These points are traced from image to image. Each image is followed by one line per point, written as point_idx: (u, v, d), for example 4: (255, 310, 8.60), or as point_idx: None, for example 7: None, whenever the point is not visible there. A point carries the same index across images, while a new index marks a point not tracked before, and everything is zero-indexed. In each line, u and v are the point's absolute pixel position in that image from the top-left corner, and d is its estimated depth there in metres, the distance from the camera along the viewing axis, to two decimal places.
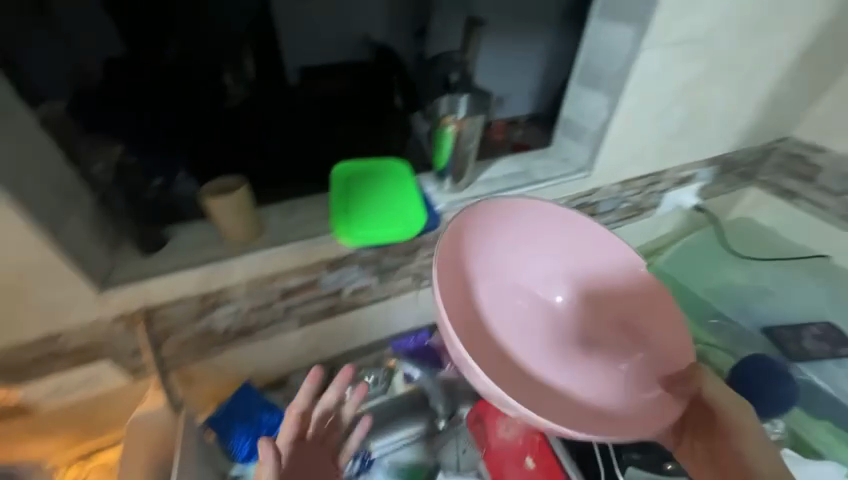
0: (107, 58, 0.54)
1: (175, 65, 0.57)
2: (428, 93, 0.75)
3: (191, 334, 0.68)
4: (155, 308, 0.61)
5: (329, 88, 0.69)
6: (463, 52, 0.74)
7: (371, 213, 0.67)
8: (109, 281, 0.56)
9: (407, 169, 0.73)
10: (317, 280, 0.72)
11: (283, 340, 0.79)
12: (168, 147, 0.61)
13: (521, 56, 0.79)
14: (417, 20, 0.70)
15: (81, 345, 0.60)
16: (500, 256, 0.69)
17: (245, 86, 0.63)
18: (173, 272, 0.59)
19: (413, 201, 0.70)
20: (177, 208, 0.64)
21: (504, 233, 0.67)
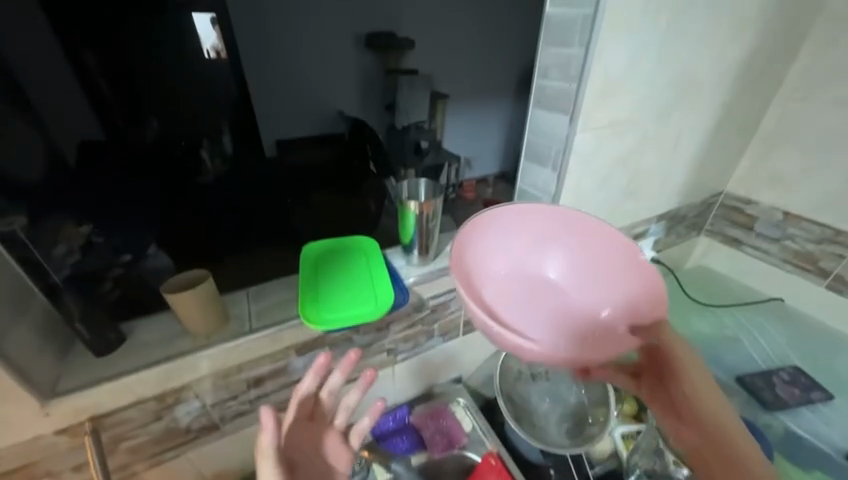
0: (82, 139, 0.51)
1: (153, 143, 0.56)
2: (400, 158, 0.83)
3: (144, 439, 0.62)
4: (103, 417, 0.56)
5: (309, 157, 0.71)
6: (430, 121, 0.83)
7: (339, 293, 0.68)
8: (55, 391, 0.52)
9: (374, 247, 0.78)
10: (287, 365, 0.69)
11: (250, 433, 0.73)
12: (139, 223, 0.59)
13: (482, 125, 0.89)
14: (387, 95, 0.75)
15: (14, 467, 0.53)
16: (505, 242, 0.70)
17: (223, 161, 0.63)
18: (132, 373, 0.56)
19: (381, 279, 0.72)
20: (144, 283, 0.63)
21: (508, 223, 0.70)
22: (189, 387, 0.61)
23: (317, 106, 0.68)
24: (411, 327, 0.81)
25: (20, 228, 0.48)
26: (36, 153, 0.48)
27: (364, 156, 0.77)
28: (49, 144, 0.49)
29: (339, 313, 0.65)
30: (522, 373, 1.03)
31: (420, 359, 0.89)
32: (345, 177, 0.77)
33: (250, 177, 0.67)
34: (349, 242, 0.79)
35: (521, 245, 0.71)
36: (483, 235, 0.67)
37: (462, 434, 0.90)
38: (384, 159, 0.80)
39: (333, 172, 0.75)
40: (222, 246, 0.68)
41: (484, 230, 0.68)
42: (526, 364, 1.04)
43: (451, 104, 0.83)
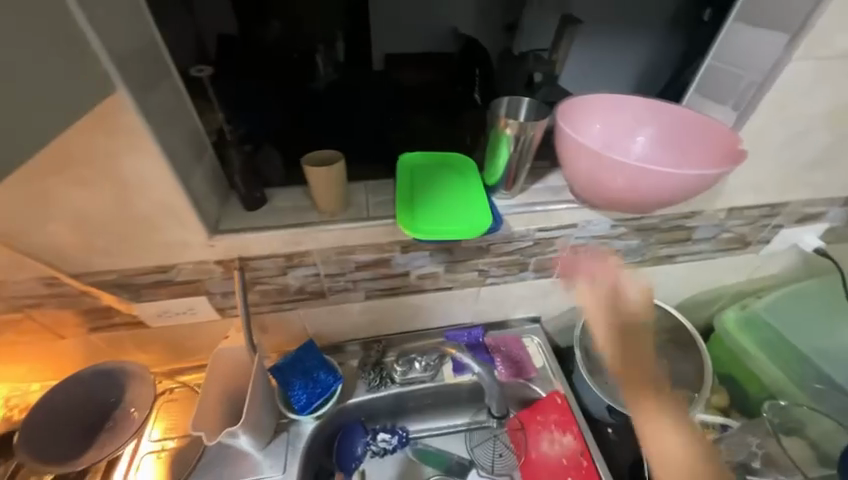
0: (220, 32, 0.56)
1: (274, 42, 0.57)
2: (510, 86, 0.71)
3: (270, 287, 0.73)
4: (248, 259, 0.67)
5: (411, 76, 0.66)
6: (551, 52, 0.69)
7: (436, 211, 0.66)
8: (219, 228, 0.63)
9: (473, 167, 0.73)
10: (389, 258, 0.73)
11: (347, 308, 0.83)
12: (261, 119, 0.64)
13: (621, 55, 0.71)
14: (510, 14, 0.64)
15: (186, 279, 0.68)
16: (611, 123, 0.71)
17: (333, 68, 0.62)
18: (272, 228, 0.65)
19: (479, 201, 0.68)
20: (259, 171, 0.68)
21: (615, 105, 0.70)
22: (309, 254, 0.69)
23: (430, 22, 0.62)
24: (509, 254, 0.79)
25: (206, 76, 0.57)
26: (189, 41, 0.56)
27: (470, 87, 0.69)
28: (195, 31, 0.55)
29: (436, 234, 0.63)
30: None
31: (507, 289, 0.89)
32: (447, 103, 0.70)
33: (355, 89, 0.65)
34: (461, 163, 0.73)
35: (622, 126, 0.71)
36: (585, 109, 0.69)
37: (532, 369, 0.92)
38: (492, 88, 0.70)
39: (424, 102, 0.69)
40: (356, 142, 0.71)
41: (590, 107, 0.69)
42: None
43: (582, 29, 0.67)
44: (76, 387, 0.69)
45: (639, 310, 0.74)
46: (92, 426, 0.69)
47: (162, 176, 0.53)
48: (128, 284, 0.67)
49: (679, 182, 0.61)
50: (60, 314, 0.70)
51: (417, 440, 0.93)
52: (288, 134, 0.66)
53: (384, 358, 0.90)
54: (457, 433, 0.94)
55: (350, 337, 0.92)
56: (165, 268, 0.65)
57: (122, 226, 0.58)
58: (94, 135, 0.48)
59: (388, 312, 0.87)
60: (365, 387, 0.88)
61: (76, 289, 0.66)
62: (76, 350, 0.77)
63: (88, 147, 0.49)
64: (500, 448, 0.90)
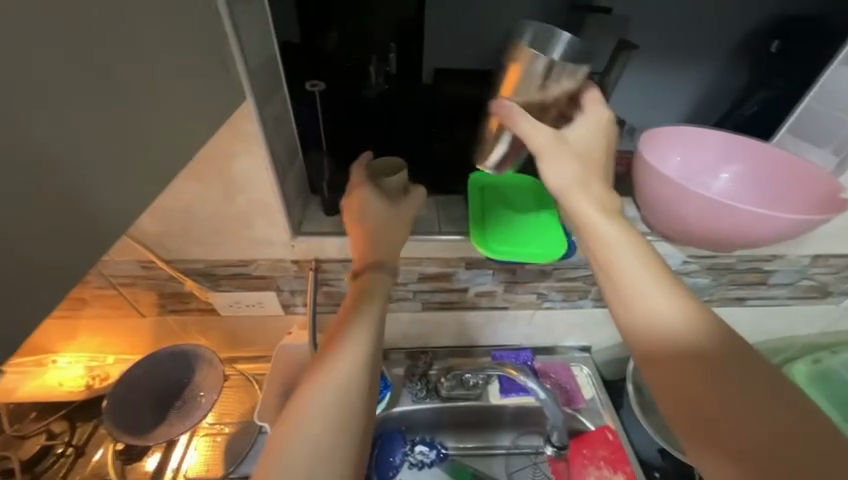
0: (287, 41, 0.60)
1: (331, 52, 0.61)
2: None
3: (335, 290, 0.76)
4: (322, 261, 0.70)
5: (457, 91, 0.67)
6: (603, 75, 0.65)
7: (508, 232, 0.67)
8: (301, 229, 0.67)
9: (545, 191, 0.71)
10: (453, 273, 0.75)
11: (402, 317, 0.84)
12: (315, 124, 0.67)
13: (675, 86, 0.73)
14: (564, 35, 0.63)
15: (263, 274, 0.72)
16: (692, 159, 0.68)
17: (385, 79, 0.64)
18: (348, 234, 0.68)
19: (552, 227, 0.68)
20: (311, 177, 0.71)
21: (697, 140, 0.68)
22: None
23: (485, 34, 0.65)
24: (572, 280, 0.79)
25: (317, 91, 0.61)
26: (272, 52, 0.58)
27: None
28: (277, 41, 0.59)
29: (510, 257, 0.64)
30: None
31: (562, 315, 0.87)
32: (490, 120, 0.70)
33: (403, 100, 0.66)
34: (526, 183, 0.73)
35: (701, 161, 0.69)
36: (667, 142, 0.67)
37: (580, 399, 0.90)
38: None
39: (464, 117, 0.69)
40: (417, 155, 0.72)
41: (672, 140, 0.67)
42: None
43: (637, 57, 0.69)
44: (153, 365, 0.74)
45: (683, 319, 0.42)
46: (161, 402, 0.73)
47: (264, 178, 0.59)
48: (211, 273, 0.71)
49: (778, 226, 0.58)
50: (146, 296, 0.76)
51: (455, 457, 0.92)
52: (339, 139, 0.69)
53: (429, 371, 0.91)
54: (497, 456, 0.92)
55: (399, 345, 0.93)
56: (248, 261, 0.70)
57: (220, 220, 0.64)
58: (221, 138, 0.55)
59: (439, 326, 0.88)
60: (410, 397, 0.89)
61: (165, 274, 0.72)
62: (150, 328, 0.83)
63: (214, 149, 0.56)
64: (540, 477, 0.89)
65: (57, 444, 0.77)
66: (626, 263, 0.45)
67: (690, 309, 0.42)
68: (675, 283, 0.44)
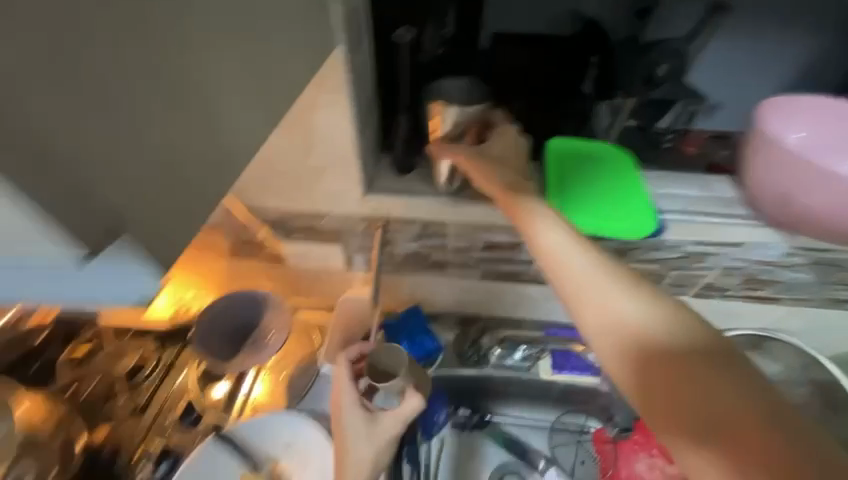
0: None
1: (396, 15, 0.62)
2: (627, 79, 0.66)
3: (398, 251, 0.77)
4: (390, 221, 0.71)
5: (516, 58, 0.67)
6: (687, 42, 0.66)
7: (586, 204, 0.66)
8: (372, 187, 0.68)
9: (630, 162, 0.68)
10: (521, 244, 0.72)
11: (460, 283, 0.84)
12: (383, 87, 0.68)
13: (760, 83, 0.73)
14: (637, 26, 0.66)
15: (331, 228, 0.74)
16: (818, 128, 0.63)
17: (439, 44, 0.64)
18: (419, 195, 0.67)
19: (636, 202, 0.65)
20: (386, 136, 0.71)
21: (826, 109, 0.63)
22: (444, 226, 0.70)
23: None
24: (650, 263, 0.72)
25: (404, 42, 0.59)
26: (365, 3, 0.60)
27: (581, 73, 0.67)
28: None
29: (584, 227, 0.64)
30: None
31: None
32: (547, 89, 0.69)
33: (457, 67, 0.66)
34: (611, 153, 0.69)
35: (830, 133, 0.64)
36: (793, 110, 0.62)
37: None
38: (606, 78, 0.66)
39: (523, 83, 0.68)
40: None
41: (799, 108, 0.62)
42: None
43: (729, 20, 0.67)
44: (229, 305, 0.80)
45: (646, 315, 0.44)
46: (235, 336, 0.80)
47: (343, 130, 0.60)
48: (283, 224, 0.75)
49: None
50: (223, 241, 0.82)
51: (499, 424, 0.92)
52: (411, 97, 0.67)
53: (480, 340, 0.91)
54: (542, 431, 0.92)
55: (451, 312, 0.93)
56: (319, 215, 0.72)
57: (298, 172, 0.66)
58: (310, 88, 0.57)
59: (495, 297, 0.87)
60: (460, 362, 0.89)
61: (242, 222, 0.77)
62: (226, 271, 0.89)
63: (301, 102, 0.58)
64: (583, 455, 0.89)
65: (148, 363, 0.85)
66: (580, 266, 0.47)
67: (640, 295, 0.45)
68: (636, 285, 0.46)
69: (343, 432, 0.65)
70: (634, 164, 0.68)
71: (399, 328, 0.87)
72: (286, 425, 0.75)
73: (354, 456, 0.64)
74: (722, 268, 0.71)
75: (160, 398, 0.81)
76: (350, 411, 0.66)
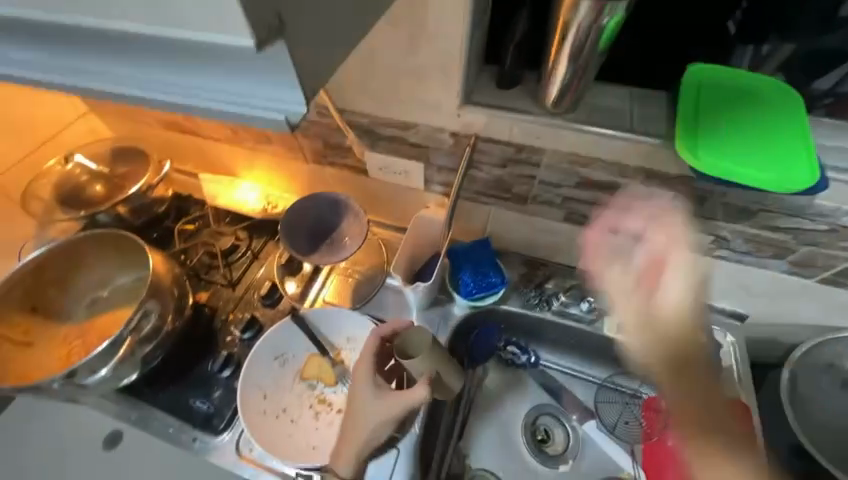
0: None
1: None
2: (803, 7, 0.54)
3: (481, 177, 0.74)
4: (482, 140, 0.67)
5: None
6: None
7: (728, 148, 0.54)
8: (469, 99, 0.64)
9: (795, 101, 0.55)
10: (621, 187, 0.65)
11: (537, 222, 0.80)
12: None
13: None
14: None
15: (418, 142, 0.72)
16: None
17: None
18: (519, 113, 0.61)
19: (792, 152, 0.52)
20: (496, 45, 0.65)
21: None
22: (540, 153, 0.65)
23: None
24: (776, 232, 0.62)
25: None
26: None
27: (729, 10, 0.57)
28: None
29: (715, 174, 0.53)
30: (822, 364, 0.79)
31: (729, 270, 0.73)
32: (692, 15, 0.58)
33: None
34: (765, 87, 0.57)
35: None
36: None
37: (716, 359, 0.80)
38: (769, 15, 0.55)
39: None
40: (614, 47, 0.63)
41: None
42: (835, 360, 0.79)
43: None
44: (313, 202, 0.84)
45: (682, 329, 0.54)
46: (316, 233, 0.85)
47: (456, 24, 0.55)
48: (371, 131, 0.74)
49: None
50: (312, 142, 0.84)
51: (545, 367, 0.93)
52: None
53: (544, 284, 0.88)
54: (588, 385, 0.91)
55: (519, 251, 0.91)
56: (409, 125, 0.70)
57: (396, 71, 0.63)
58: None
59: (572, 243, 0.82)
60: (520, 301, 0.87)
61: (333, 123, 0.77)
62: (312, 173, 0.93)
63: None
64: (628, 416, 0.86)
65: (242, 246, 0.95)
66: (650, 297, 0.55)
67: (684, 316, 0.53)
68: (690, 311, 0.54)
69: (356, 402, 0.68)
70: (800, 104, 0.55)
71: (466, 256, 0.86)
72: (353, 321, 0.81)
73: (359, 425, 0.67)
74: None
75: (250, 278, 0.91)
76: (358, 393, 0.68)
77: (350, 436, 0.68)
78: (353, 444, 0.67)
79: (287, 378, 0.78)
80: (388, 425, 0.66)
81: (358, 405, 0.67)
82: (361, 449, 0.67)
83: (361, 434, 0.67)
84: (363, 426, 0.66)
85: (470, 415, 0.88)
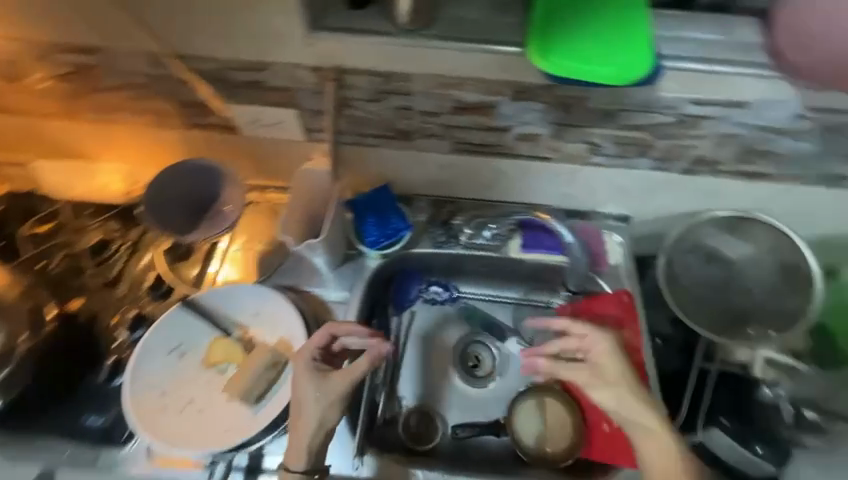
0: None
1: None
2: None
3: (360, 115, 0.69)
4: (345, 72, 0.61)
5: None
6: None
7: (581, 49, 0.53)
8: (317, 25, 0.57)
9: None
10: (496, 105, 0.64)
11: (430, 159, 0.77)
12: None
13: None
14: None
15: (279, 86, 0.65)
16: None
17: None
18: (372, 35, 0.56)
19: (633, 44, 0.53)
20: None
21: None
22: (410, 80, 0.61)
23: None
24: (637, 130, 0.66)
25: None
26: None
27: None
28: None
29: (570, 75, 0.53)
30: (700, 249, 0.82)
31: (609, 175, 0.77)
32: None
33: None
34: None
35: None
36: None
37: (604, 262, 0.86)
38: None
39: None
40: None
41: None
42: (712, 247, 0.82)
43: None
44: (179, 174, 0.75)
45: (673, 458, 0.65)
46: (190, 208, 0.77)
47: None
48: (223, 80, 0.65)
49: None
50: (163, 102, 0.72)
51: (464, 299, 0.92)
52: None
53: (449, 216, 0.88)
54: (507, 306, 0.93)
55: (425, 192, 0.88)
56: (260, 66, 0.62)
57: None
58: None
59: (471, 175, 0.81)
60: (430, 242, 0.86)
61: (179, 75, 0.66)
62: (178, 141, 0.80)
63: None
64: (544, 325, 0.90)
65: (115, 240, 0.83)
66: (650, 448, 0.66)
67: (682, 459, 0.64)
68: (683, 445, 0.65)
69: (297, 388, 0.66)
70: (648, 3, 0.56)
71: (369, 205, 0.83)
72: (255, 295, 0.78)
73: (303, 412, 0.64)
74: (717, 135, 0.65)
75: (132, 272, 0.81)
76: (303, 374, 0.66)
77: (302, 413, 0.64)
78: (306, 427, 0.64)
79: (189, 370, 0.73)
80: (327, 405, 0.65)
81: (298, 387, 0.65)
82: (314, 435, 0.64)
83: (311, 417, 0.64)
84: (314, 409, 0.64)
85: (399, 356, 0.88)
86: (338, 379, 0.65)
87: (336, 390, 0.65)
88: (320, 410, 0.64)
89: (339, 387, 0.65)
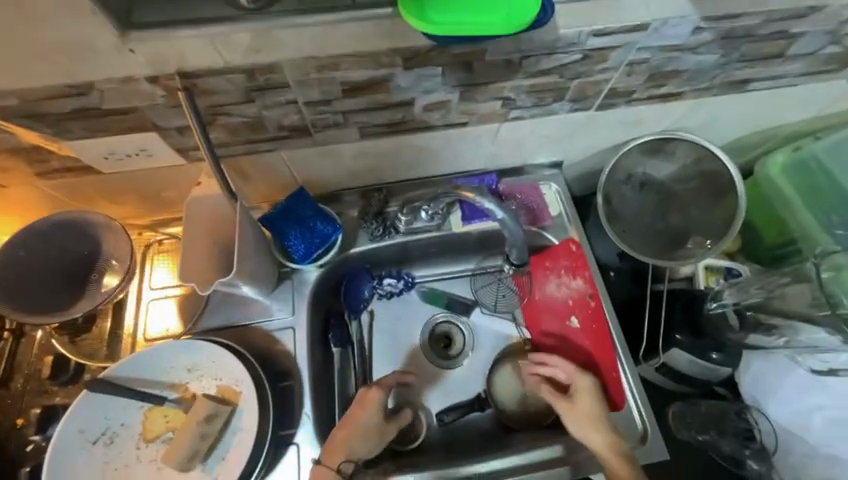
0: None
1: None
2: None
3: (238, 121, 0.58)
4: (194, 76, 0.50)
5: None
6: None
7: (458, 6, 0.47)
8: (133, 23, 0.45)
9: None
10: (389, 78, 0.55)
11: (339, 151, 0.69)
12: None
13: None
14: None
15: (118, 109, 0.52)
16: None
17: None
18: (209, 25, 0.46)
19: None
20: None
21: None
22: (277, 71, 0.51)
23: None
24: (544, 75, 0.61)
25: None
26: None
27: None
28: None
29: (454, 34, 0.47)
30: (632, 178, 0.83)
31: (530, 126, 0.72)
32: None
33: None
34: None
35: None
36: None
37: (546, 217, 0.83)
38: None
39: None
40: None
41: None
42: (641, 172, 0.83)
43: None
44: (32, 239, 0.62)
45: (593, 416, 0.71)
46: (61, 276, 0.64)
47: None
48: (44, 115, 0.52)
49: None
50: None
51: (422, 284, 0.88)
52: None
53: (381, 204, 0.80)
54: (466, 280, 0.89)
55: (348, 186, 0.80)
56: (82, 90, 0.49)
57: None
58: None
59: (391, 158, 0.74)
60: (367, 236, 0.80)
61: None
62: (27, 197, 0.66)
63: None
64: (504, 289, 0.87)
65: None
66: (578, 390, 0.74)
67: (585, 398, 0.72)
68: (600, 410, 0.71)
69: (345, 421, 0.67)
70: None
71: (286, 215, 0.72)
72: (182, 352, 0.68)
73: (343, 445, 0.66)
74: (624, 65, 0.62)
75: (25, 361, 0.69)
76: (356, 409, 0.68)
77: (339, 441, 0.66)
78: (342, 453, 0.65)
79: (125, 451, 0.65)
80: (366, 439, 0.67)
81: (349, 418, 0.67)
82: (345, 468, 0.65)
83: (348, 447, 0.66)
84: (356, 442, 0.66)
85: (368, 358, 0.82)
86: (362, 413, 0.68)
87: (365, 426, 0.67)
88: (358, 446, 0.67)
89: (366, 421, 0.68)
